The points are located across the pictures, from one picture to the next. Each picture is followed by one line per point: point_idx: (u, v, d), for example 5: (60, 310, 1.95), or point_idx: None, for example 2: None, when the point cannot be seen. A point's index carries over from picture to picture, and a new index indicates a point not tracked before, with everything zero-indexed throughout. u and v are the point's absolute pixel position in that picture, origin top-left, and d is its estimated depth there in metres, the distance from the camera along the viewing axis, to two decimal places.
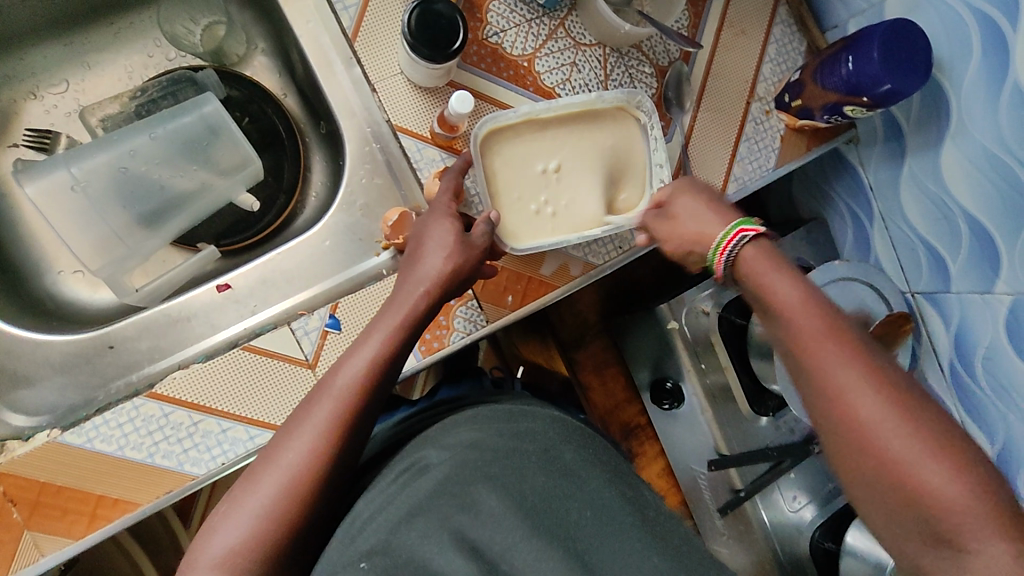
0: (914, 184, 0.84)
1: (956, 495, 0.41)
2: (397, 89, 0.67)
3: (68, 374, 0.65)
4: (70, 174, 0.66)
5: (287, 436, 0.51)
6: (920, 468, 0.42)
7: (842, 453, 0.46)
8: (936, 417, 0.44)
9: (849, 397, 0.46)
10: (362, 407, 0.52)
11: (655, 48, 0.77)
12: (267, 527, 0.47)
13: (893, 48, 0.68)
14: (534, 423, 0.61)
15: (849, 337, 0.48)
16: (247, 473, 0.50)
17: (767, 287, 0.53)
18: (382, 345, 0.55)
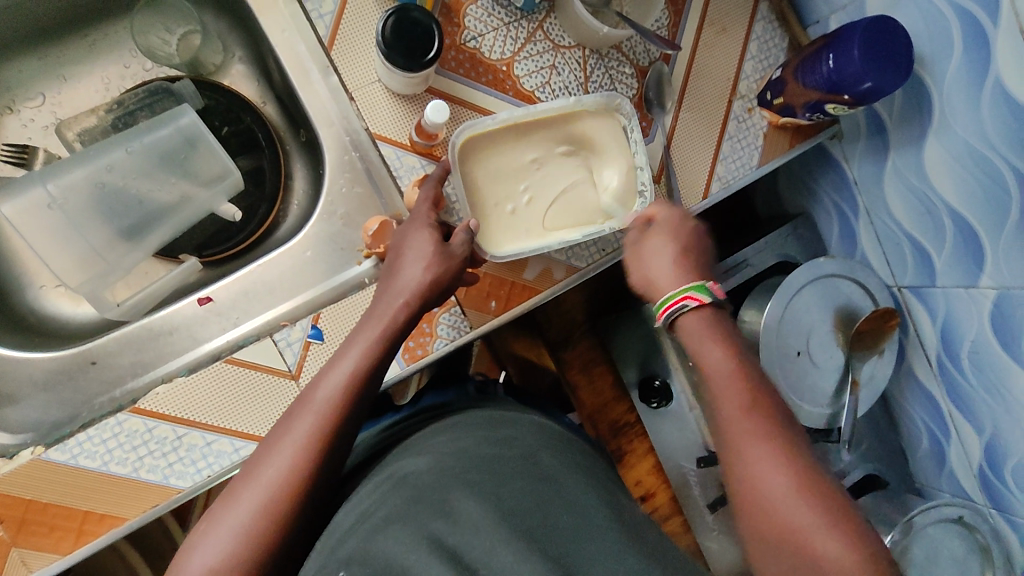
0: (898, 179, 0.84)
1: (845, 564, 0.46)
2: (375, 97, 0.67)
3: (52, 392, 0.65)
4: (46, 192, 0.66)
5: (267, 453, 0.50)
6: (815, 538, 0.47)
7: (750, 526, 0.51)
8: (831, 493, 0.49)
9: (758, 470, 0.51)
10: (343, 420, 0.52)
11: (635, 48, 0.76)
12: (246, 545, 0.46)
13: (874, 46, 0.67)
14: (518, 431, 0.63)
15: (761, 415, 0.53)
16: (227, 491, 0.49)
17: (705, 354, 0.57)
18: (362, 358, 0.55)
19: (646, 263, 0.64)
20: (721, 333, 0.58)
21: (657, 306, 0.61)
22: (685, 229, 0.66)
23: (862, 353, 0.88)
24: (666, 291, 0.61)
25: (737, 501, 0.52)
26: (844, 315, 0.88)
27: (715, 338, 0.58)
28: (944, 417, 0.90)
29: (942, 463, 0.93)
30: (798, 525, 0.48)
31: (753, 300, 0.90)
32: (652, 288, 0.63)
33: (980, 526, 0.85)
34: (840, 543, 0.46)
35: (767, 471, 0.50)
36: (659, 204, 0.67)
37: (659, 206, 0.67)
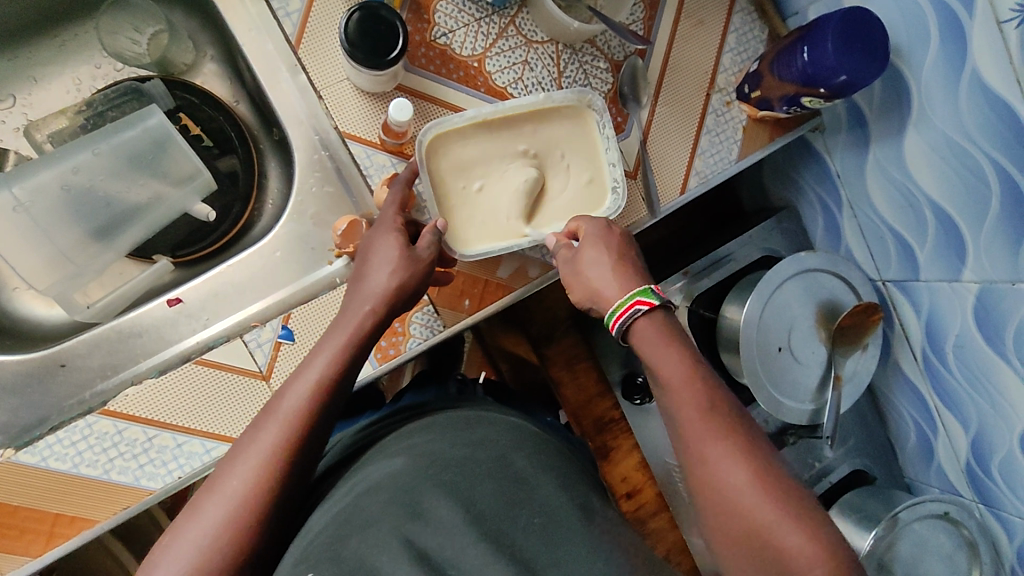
0: (879, 171, 0.83)
1: (807, 556, 0.47)
2: (344, 94, 0.66)
3: (21, 395, 0.65)
4: (11, 195, 0.66)
5: (231, 464, 0.50)
6: (779, 532, 0.48)
7: (713, 522, 0.52)
8: (787, 483, 0.51)
9: (719, 468, 0.51)
10: (309, 429, 0.52)
11: (610, 42, 0.76)
12: (210, 559, 0.45)
13: (849, 38, 0.67)
14: (491, 430, 0.61)
15: (719, 404, 0.54)
16: (190, 504, 0.49)
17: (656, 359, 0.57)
18: (329, 366, 0.55)
19: (585, 276, 0.62)
20: (675, 335, 0.58)
21: (609, 314, 0.60)
22: (613, 238, 0.64)
23: (846, 347, 0.87)
24: (610, 303, 0.60)
25: (700, 499, 0.53)
26: (827, 310, 0.87)
27: (668, 343, 0.57)
28: (931, 412, 0.89)
29: (929, 458, 0.92)
30: (761, 520, 0.49)
31: (734, 296, 0.88)
32: (598, 299, 0.61)
33: (965, 521, 0.83)
34: (801, 535, 0.48)
35: (728, 468, 0.51)
36: (583, 219, 0.66)
37: (582, 222, 0.66)
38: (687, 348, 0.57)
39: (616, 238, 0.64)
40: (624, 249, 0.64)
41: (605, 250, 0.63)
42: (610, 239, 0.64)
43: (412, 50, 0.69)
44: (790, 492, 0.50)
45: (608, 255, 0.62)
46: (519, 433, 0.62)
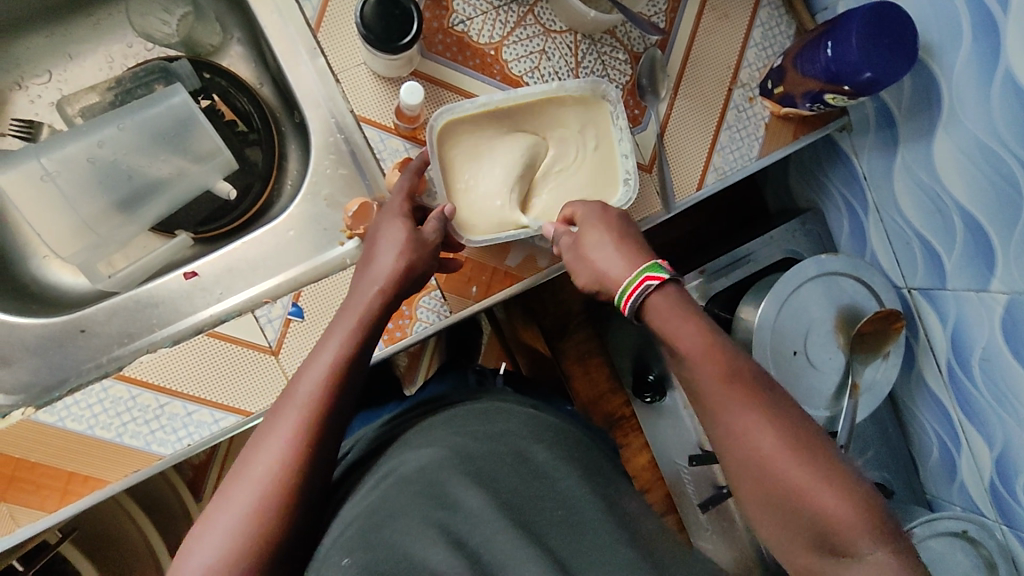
0: (906, 174, 0.80)
1: (848, 518, 0.49)
2: (360, 78, 0.68)
3: (43, 356, 0.69)
4: (41, 165, 0.71)
5: (255, 451, 0.51)
6: (819, 496, 0.49)
7: (748, 489, 0.53)
8: (815, 443, 0.52)
9: (750, 437, 0.52)
10: (327, 414, 0.53)
11: (630, 34, 0.75)
12: (242, 539, 0.48)
13: (876, 33, 0.65)
14: (513, 422, 0.61)
15: (755, 394, 0.53)
16: (219, 491, 0.51)
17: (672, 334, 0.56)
18: (341, 348, 0.56)
19: (604, 236, 0.61)
20: (687, 307, 0.57)
21: (620, 295, 0.58)
22: (611, 218, 0.63)
23: (865, 355, 0.84)
24: (624, 277, 0.58)
25: (734, 469, 0.53)
26: (848, 315, 0.84)
27: (683, 316, 0.56)
28: (955, 427, 0.85)
29: (951, 475, 0.89)
30: (796, 482, 0.50)
31: (750, 297, 0.86)
32: (607, 282, 0.60)
33: (985, 541, 0.80)
34: (838, 495, 0.49)
35: (761, 437, 0.51)
36: (576, 203, 0.65)
37: (575, 205, 0.65)
38: (705, 323, 0.56)
39: (613, 216, 0.63)
40: (625, 227, 0.62)
41: (609, 229, 0.62)
42: (609, 220, 0.63)
43: (429, 36, 0.70)
44: (821, 452, 0.51)
45: (612, 235, 0.61)
46: (535, 424, 0.62)
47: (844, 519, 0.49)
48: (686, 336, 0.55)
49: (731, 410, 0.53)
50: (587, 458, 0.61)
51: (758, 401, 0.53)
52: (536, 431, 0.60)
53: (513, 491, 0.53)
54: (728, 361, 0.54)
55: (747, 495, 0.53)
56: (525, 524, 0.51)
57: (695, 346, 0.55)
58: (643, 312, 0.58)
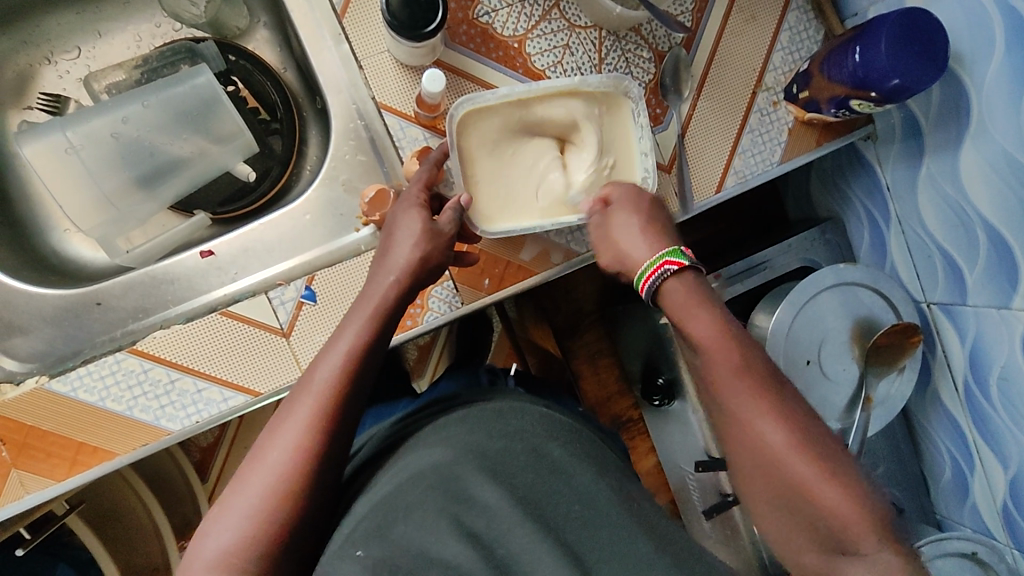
0: (931, 186, 0.78)
1: (850, 518, 0.48)
2: (383, 65, 0.68)
3: (58, 326, 0.71)
4: (65, 138, 0.71)
5: (271, 436, 0.52)
6: (822, 494, 0.49)
7: (750, 477, 0.52)
8: (825, 443, 0.51)
9: (753, 429, 0.51)
10: (341, 402, 0.53)
11: (656, 32, 0.75)
12: (259, 522, 0.48)
13: (905, 39, 0.64)
14: (525, 420, 0.60)
15: (775, 399, 0.52)
16: (236, 476, 0.51)
17: (686, 322, 0.55)
18: (358, 336, 0.56)
19: (624, 237, 0.61)
20: (708, 299, 0.56)
21: (639, 277, 0.59)
22: (642, 202, 0.64)
23: (879, 368, 0.82)
24: (643, 263, 0.59)
25: (739, 459, 0.52)
26: (863, 327, 0.83)
27: (705, 310, 0.55)
28: (969, 447, 0.84)
29: (964, 496, 0.87)
30: (797, 475, 0.49)
31: (765, 303, 0.85)
32: (627, 263, 0.60)
33: (994, 565, 0.78)
34: (839, 493, 0.49)
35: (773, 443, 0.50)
36: (613, 184, 0.65)
37: (615, 186, 0.65)
38: (723, 316, 0.55)
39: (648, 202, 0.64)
40: (655, 212, 0.63)
41: (642, 214, 0.62)
42: (640, 204, 0.63)
43: (453, 27, 0.70)
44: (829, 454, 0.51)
45: (643, 220, 0.62)
46: (549, 422, 0.60)
47: (841, 517, 0.48)
48: (699, 326, 0.54)
49: (752, 418, 0.51)
50: (600, 456, 0.60)
51: (771, 405, 0.52)
52: (546, 427, 0.60)
53: (525, 486, 0.54)
54: (746, 367, 0.53)
55: (749, 484, 0.52)
56: (534, 518, 0.52)
57: (710, 348, 0.54)
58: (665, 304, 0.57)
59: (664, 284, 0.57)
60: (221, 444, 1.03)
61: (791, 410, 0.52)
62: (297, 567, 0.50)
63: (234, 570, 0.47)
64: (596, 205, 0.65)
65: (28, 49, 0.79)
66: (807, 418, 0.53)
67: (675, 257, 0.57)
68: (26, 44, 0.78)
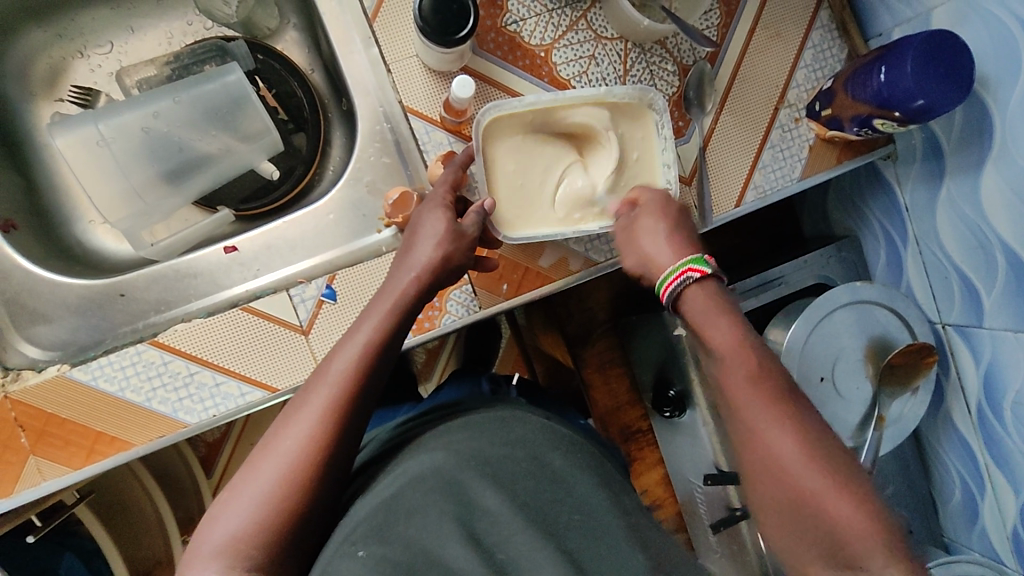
0: (951, 207, 0.78)
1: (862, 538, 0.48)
2: (411, 70, 0.69)
3: (82, 316, 0.72)
4: (97, 131, 0.73)
5: (285, 424, 0.52)
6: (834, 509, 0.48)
7: (759, 495, 0.52)
8: (836, 459, 0.50)
9: (768, 439, 0.51)
10: (355, 393, 0.53)
11: (681, 46, 0.75)
12: (269, 509, 0.48)
13: (932, 60, 0.64)
14: (530, 430, 0.60)
15: (789, 415, 0.52)
16: (248, 463, 0.51)
17: (703, 330, 0.56)
18: (375, 330, 0.56)
19: (641, 247, 0.62)
20: (725, 305, 0.57)
21: (660, 286, 0.60)
22: (670, 211, 0.64)
23: (893, 387, 0.82)
24: (665, 269, 0.60)
25: (751, 476, 0.52)
26: (878, 346, 0.82)
27: (728, 323, 0.56)
28: (979, 470, 0.83)
29: (973, 520, 0.87)
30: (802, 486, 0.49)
31: (780, 319, 0.85)
32: (652, 270, 0.61)
33: None
34: (846, 505, 0.48)
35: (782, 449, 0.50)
36: (644, 188, 0.66)
37: (645, 190, 0.66)
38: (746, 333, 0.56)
39: (674, 210, 0.64)
40: (681, 221, 0.63)
41: (665, 222, 0.63)
42: (667, 210, 0.64)
43: (482, 34, 0.71)
44: (844, 470, 0.50)
45: (666, 227, 0.62)
46: (551, 432, 0.60)
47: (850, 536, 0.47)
48: (716, 332, 0.55)
49: (765, 431, 0.51)
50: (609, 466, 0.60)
51: (780, 417, 0.52)
52: (554, 438, 0.60)
53: (531, 494, 0.54)
54: (754, 377, 0.53)
55: (761, 502, 0.52)
56: (541, 526, 0.52)
57: (732, 361, 0.54)
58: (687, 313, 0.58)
59: (686, 290, 0.58)
60: (229, 440, 1.03)
61: (802, 425, 0.52)
62: (303, 560, 0.50)
63: (243, 557, 0.47)
64: (623, 207, 0.66)
65: (62, 42, 0.80)
66: (820, 433, 0.52)
67: (697, 263, 0.58)
68: (61, 37, 0.80)
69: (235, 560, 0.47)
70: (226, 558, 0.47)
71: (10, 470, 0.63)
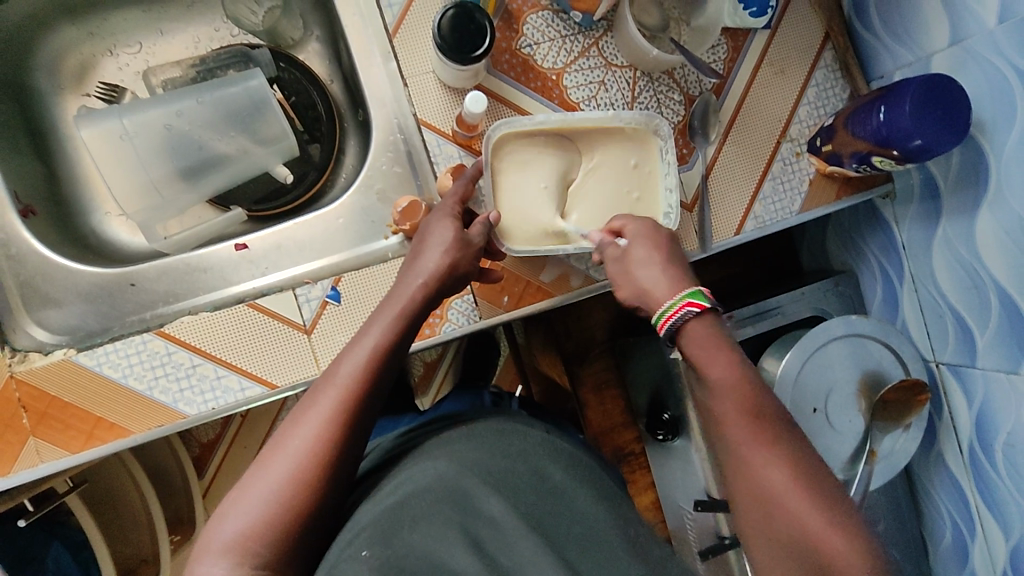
0: (947, 248, 0.80)
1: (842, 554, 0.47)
2: (428, 85, 0.72)
3: (91, 302, 0.73)
4: (121, 125, 0.75)
5: (293, 424, 0.52)
6: (813, 525, 0.48)
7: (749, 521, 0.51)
8: (825, 481, 0.51)
9: (758, 459, 0.51)
10: (363, 397, 0.53)
11: (688, 77, 0.78)
12: (278, 508, 0.48)
13: (929, 103, 0.66)
14: (528, 443, 0.60)
15: (780, 439, 0.52)
16: (256, 462, 0.51)
17: (704, 362, 0.56)
18: (383, 333, 0.57)
19: (634, 274, 0.62)
20: (727, 342, 0.56)
21: (657, 317, 0.59)
22: (660, 237, 0.64)
23: (886, 422, 0.82)
24: (661, 304, 0.59)
25: (741, 500, 0.52)
26: (871, 380, 0.83)
27: (721, 348, 0.56)
28: (970, 511, 0.83)
29: (963, 562, 0.86)
30: (795, 509, 0.49)
31: (774, 348, 0.86)
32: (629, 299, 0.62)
33: None
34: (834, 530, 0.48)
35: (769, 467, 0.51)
36: (629, 218, 0.66)
37: (630, 220, 0.66)
38: (738, 356, 0.56)
39: (662, 236, 0.65)
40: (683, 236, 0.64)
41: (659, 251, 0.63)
42: (657, 239, 0.64)
43: (497, 55, 0.74)
44: (830, 494, 0.50)
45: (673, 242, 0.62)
46: (550, 447, 0.61)
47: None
48: (719, 367, 0.55)
49: (759, 449, 0.52)
50: (600, 483, 0.61)
51: (772, 440, 0.52)
52: (550, 453, 0.60)
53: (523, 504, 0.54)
54: (746, 397, 0.53)
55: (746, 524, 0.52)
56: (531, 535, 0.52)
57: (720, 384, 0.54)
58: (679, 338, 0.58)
59: (686, 324, 0.57)
60: (230, 428, 1.07)
61: (793, 451, 0.52)
62: (307, 559, 0.50)
63: (250, 554, 0.47)
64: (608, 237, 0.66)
65: (93, 41, 0.84)
66: (810, 457, 0.53)
67: (695, 298, 0.58)
68: (92, 36, 0.83)
69: (243, 557, 0.47)
70: (234, 555, 0.47)
71: (9, 450, 0.64)
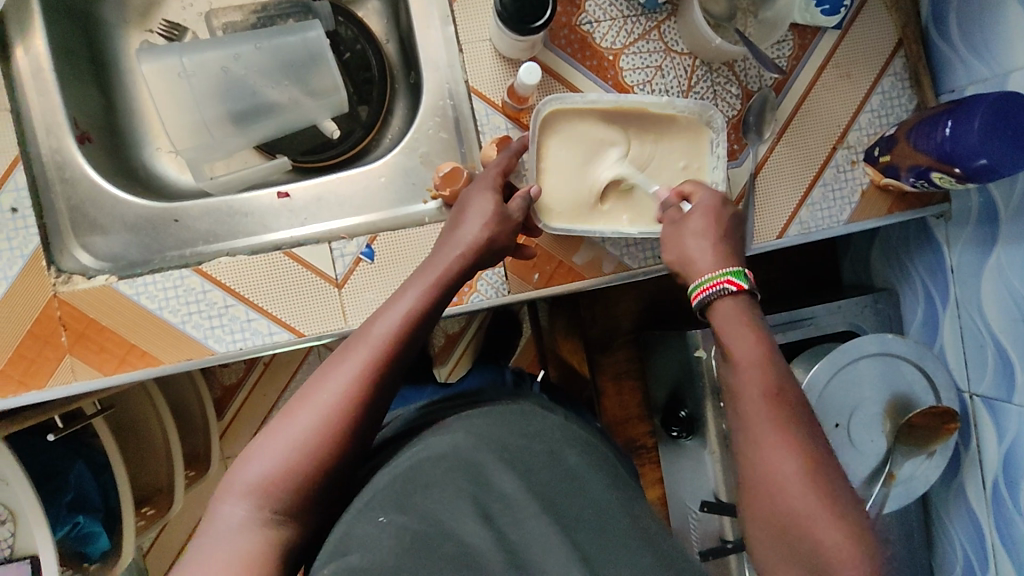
0: (998, 276, 0.76)
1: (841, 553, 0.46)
2: (482, 54, 0.72)
3: (136, 233, 0.76)
4: (180, 63, 0.77)
5: (323, 378, 0.52)
6: (815, 522, 0.47)
7: (757, 518, 0.50)
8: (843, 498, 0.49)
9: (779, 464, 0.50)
10: (393, 359, 0.54)
11: (749, 70, 0.76)
12: (301, 457, 0.49)
13: (1001, 120, 0.62)
14: (545, 424, 0.60)
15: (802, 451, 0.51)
16: (284, 411, 0.52)
17: (729, 342, 0.54)
18: (419, 298, 0.57)
19: (683, 242, 0.61)
20: (755, 322, 0.55)
21: (692, 288, 0.59)
22: (724, 215, 0.63)
23: (909, 446, 0.80)
24: (699, 277, 0.59)
25: (757, 503, 0.51)
26: (900, 403, 0.81)
27: (748, 327, 0.54)
28: (986, 548, 0.81)
29: None
30: (801, 509, 0.47)
31: (803, 357, 0.84)
32: None
33: None
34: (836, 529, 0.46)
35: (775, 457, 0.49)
36: (699, 185, 0.65)
37: (700, 188, 0.65)
38: (765, 340, 0.54)
39: (728, 214, 0.63)
40: (733, 228, 0.62)
41: (710, 230, 0.61)
42: (719, 216, 0.63)
43: (555, 30, 0.73)
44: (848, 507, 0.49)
45: (710, 237, 0.61)
46: (568, 430, 0.60)
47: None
48: (743, 345, 0.54)
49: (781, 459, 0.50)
50: (612, 471, 0.61)
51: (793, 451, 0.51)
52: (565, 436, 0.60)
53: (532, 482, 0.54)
54: (779, 397, 0.51)
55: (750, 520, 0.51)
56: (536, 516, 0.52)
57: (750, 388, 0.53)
58: (709, 314, 0.58)
59: (718, 301, 0.57)
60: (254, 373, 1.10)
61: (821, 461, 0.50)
62: (320, 509, 0.51)
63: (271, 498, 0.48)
64: (675, 198, 0.65)
65: None
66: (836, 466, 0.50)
67: (736, 276, 0.57)
68: None
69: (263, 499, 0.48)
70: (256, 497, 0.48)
71: (47, 364, 0.67)
